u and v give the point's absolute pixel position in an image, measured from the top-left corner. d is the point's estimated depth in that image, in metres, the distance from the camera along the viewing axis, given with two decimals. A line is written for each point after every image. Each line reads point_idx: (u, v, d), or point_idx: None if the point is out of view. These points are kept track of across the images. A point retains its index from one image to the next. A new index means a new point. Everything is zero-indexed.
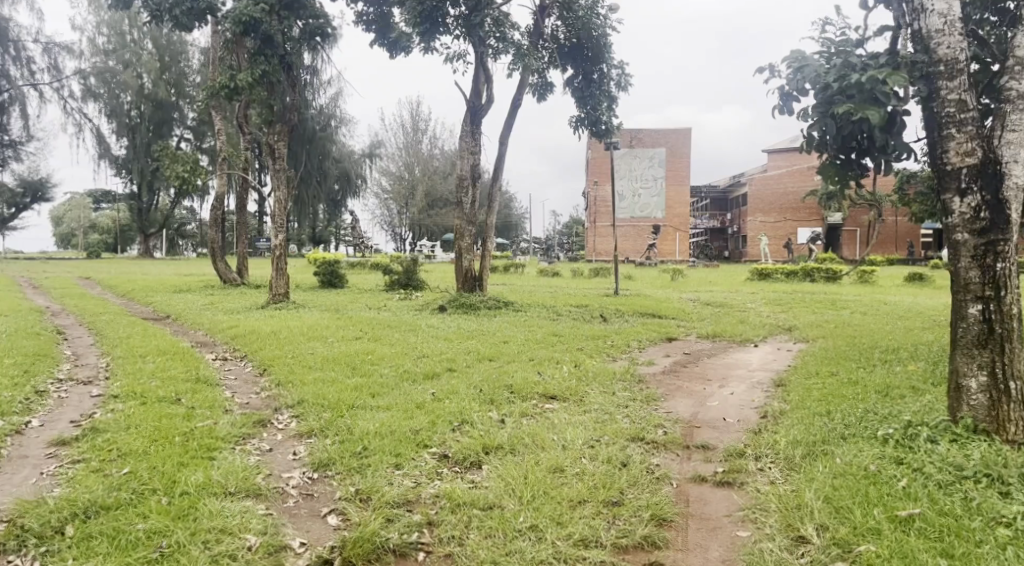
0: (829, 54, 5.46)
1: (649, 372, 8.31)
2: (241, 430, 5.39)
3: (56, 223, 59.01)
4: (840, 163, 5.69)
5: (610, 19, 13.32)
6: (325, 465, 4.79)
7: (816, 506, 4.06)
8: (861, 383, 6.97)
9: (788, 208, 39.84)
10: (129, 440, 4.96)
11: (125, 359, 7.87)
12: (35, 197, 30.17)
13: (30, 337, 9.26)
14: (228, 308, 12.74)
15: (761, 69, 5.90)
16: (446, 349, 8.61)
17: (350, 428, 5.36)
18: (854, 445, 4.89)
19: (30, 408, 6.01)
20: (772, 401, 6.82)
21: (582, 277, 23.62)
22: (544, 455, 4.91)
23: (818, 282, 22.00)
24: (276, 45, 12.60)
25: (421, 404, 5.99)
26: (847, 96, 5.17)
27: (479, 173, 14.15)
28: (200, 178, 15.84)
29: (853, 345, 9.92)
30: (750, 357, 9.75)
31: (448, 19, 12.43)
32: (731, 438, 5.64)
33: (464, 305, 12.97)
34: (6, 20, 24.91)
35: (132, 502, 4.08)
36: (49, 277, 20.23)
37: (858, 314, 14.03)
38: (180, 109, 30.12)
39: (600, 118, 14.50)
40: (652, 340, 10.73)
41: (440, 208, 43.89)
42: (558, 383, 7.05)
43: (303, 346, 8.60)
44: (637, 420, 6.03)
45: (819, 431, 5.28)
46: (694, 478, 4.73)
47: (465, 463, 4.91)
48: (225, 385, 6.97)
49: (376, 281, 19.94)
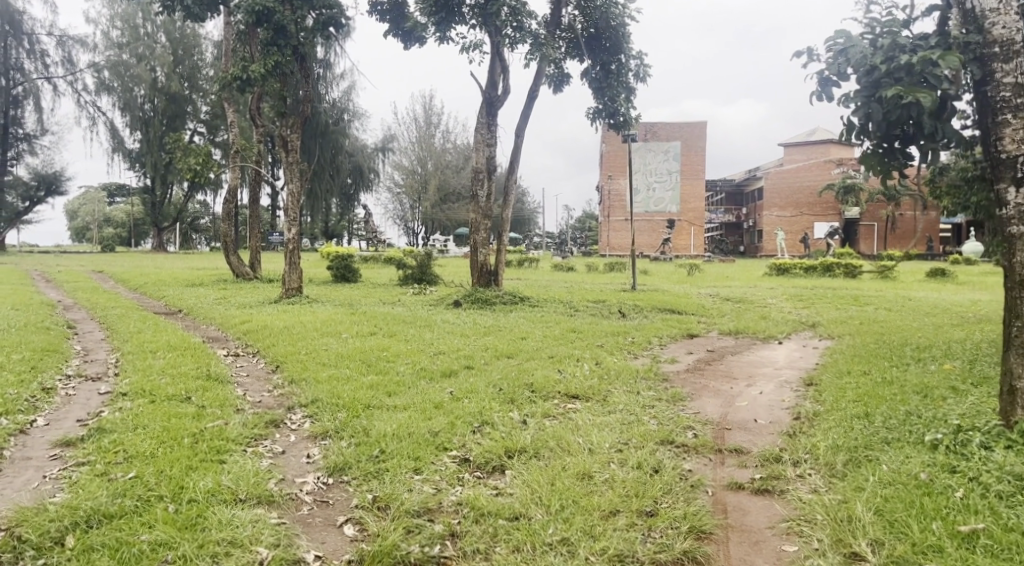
0: (875, 35, 5.13)
1: (672, 370, 8.04)
2: (253, 431, 5.16)
3: (72, 217, 59.33)
4: (883, 152, 5.38)
5: (629, 8, 12.96)
6: (340, 470, 4.56)
7: (867, 519, 3.79)
8: (898, 383, 6.67)
9: (804, 202, 39.33)
10: (136, 442, 4.74)
11: (135, 355, 7.66)
12: (49, 190, 29.77)
13: (40, 332, 9.10)
14: (241, 303, 12.52)
15: (798, 52, 5.57)
16: (462, 346, 8.35)
17: (366, 429, 5.13)
18: (901, 451, 4.59)
19: (36, 406, 5.82)
20: (803, 402, 6.54)
21: (597, 272, 23.29)
22: (571, 460, 4.66)
23: (838, 277, 21.58)
24: (290, 35, 12.27)
25: (438, 405, 5.73)
26: (895, 78, 4.90)
27: (494, 166, 13.83)
28: (212, 172, 15.61)
29: (882, 342, 9.58)
30: (776, 355, 9.46)
31: (464, 9, 12.19)
32: (766, 441, 5.36)
33: (479, 300, 12.72)
34: (21, 14, 25.06)
35: (137, 510, 3.85)
36: (62, 271, 20.12)
37: (883, 310, 13.67)
38: (194, 103, 29.60)
39: (618, 109, 14.12)
40: (673, 337, 10.45)
41: (454, 202, 42.77)
42: (580, 382, 6.79)
43: (316, 342, 8.37)
44: (664, 421, 5.76)
45: (861, 435, 4.98)
46: (730, 485, 4.47)
47: (487, 468, 4.68)
48: (237, 382, 6.77)
49: (389, 275, 19.68)
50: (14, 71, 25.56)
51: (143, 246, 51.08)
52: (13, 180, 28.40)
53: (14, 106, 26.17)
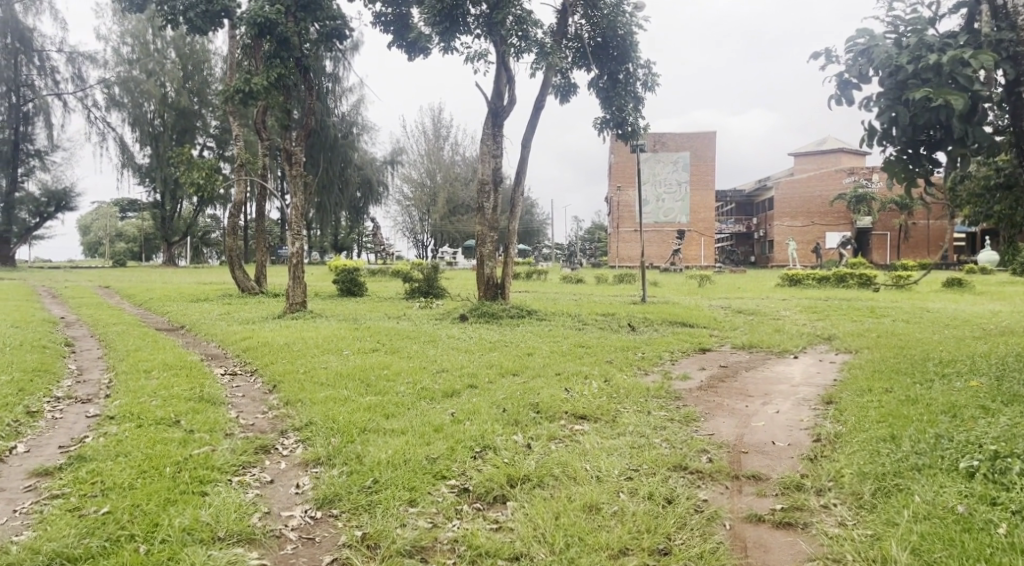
0: (900, 34, 4.88)
1: (684, 387, 7.69)
2: (241, 458, 4.89)
3: (84, 232, 59.49)
4: (907, 158, 5.12)
5: (636, 16, 12.75)
6: (330, 502, 4.31)
7: (903, 560, 3.57)
8: (923, 401, 6.32)
9: (815, 211, 38.94)
10: (115, 471, 4.48)
11: (128, 375, 7.40)
12: (59, 206, 29.30)
13: (35, 350, 8.85)
14: (243, 319, 12.27)
15: (817, 53, 5.34)
16: (467, 363, 8.05)
17: (360, 456, 4.82)
18: (934, 479, 4.25)
19: (18, 432, 5.56)
20: (824, 422, 6.20)
21: (607, 284, 22.98)
22: (578, 489, 4.37)
23: (851, 288, 21.18)
24: (293, 47, 12.01)
25: (438, 428, 5.42)
26: (922, 80, 4.63)
27: (501, 178, 13.52)
28: (215, 186, 15.37)
29: (904, 357, 9.19)
30: (792, 370, 9.09)
31: (469, 18, 11.95)
32: (785, 466, 5.03)
33: (485, 314, 12.41)
34: (30, 31, 25.20)
35: (105, 552, 3.69)
36: (68, 287, 19.90)
37: (901, 322, 13.30)
38: (203, 118, 29.96)
39: (625, 118, 13.77)
40: (685, 351, 10.12)
41: (462, 215, 42.89)
42: (588, 402, 6.46)
43: (316, 360, 8.08)
44: (677, 444, 5.43)
45: (888, 461, 4.63)
46: (749, 517, 4.17)
47: (488, 498, 4.40)
48: (231, 404, 6.49)
49: (397, 289, 19.39)
50: (24, 87, 25.64)
51: (154, 261, 51.01)
52: (23, 196, 27.93)
53: (24, 123, 26.19)
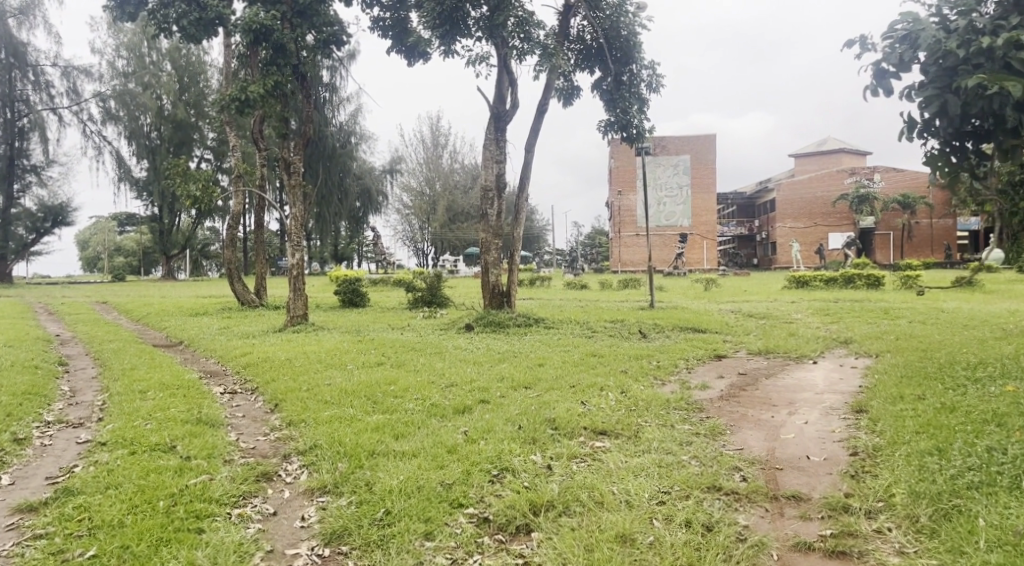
0: (947, 19, 4.67)
1: (705, 398, 7.32)
2: (241, 487, 4.52)
3: (83, 246, 59.11)
4: (950, 152, 4.90)
5: (639, 16, 12.43)
6: (338, 537, 3.99)
7: None
8: (961, 409, 5.96)
9: (818, 212, 38.56)
10: (104, 506, 4.13)
11: (123, 396, 7.03)
12: (55, 222, 29.05)
13: (26, 372, 8.47)
14: (242, 333, 11.94)
15: (854, 40, 5.14)
16: (476, 376, 7.66)
17: (370, 484, 4.46)
18: (998, 501, 3.93)
19: (3, 462, 5.21)
20: (858, 433, 5.84)
21: (612, 288, 22.64)
22: (608, 518, 4.05)
23: (861, 289, 20.83)
24: (289, 53, 11.67)
25: (452, 449, 5.05)
26: (974, 65, 4.44)
27: (504, 183, 13.16)
28: (212, 199, 14.95)
29: (928, 361, 8.82)
30: (813, 377, 8.70)
31: (469, 21, 11.57)
32: (827, 485, 4.67)
33: (491, 323, 12.06)
34: (24, 46, 24.84)
35: None
36: (65, 303, 19.52)
37: (917, 324, 12.92)
38: (201, 130, 29.69)
39: (630, 121, 13.40)
40: (701, 359, 9.74)
41: (462, 221, 42.56)
42: (607, 416, 6.09)
43: (320, 376, 7.70)
44: (706, 461, 5.07)
45: (943, 478, 4.27)
46: (799, 547, 3.87)
47: (510, 529, 4.07)
48: (231, 426, 6.13)
49: (399, 299, 18.96)
50: (19, 102, 25.31)
51: (155, 274, 50.59)
52: (19, 212, 27.62)
53: (21, 139, 25.89)
